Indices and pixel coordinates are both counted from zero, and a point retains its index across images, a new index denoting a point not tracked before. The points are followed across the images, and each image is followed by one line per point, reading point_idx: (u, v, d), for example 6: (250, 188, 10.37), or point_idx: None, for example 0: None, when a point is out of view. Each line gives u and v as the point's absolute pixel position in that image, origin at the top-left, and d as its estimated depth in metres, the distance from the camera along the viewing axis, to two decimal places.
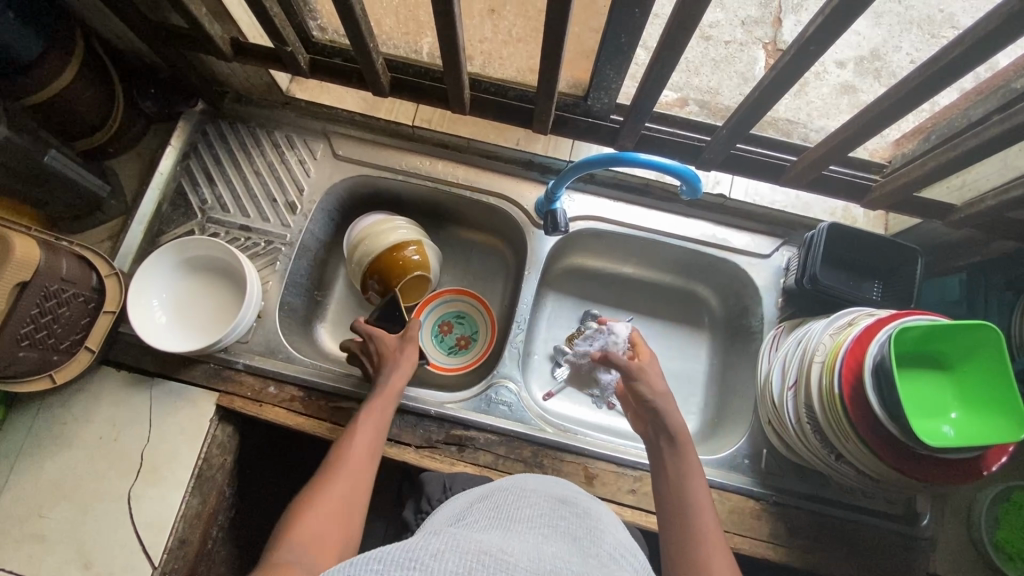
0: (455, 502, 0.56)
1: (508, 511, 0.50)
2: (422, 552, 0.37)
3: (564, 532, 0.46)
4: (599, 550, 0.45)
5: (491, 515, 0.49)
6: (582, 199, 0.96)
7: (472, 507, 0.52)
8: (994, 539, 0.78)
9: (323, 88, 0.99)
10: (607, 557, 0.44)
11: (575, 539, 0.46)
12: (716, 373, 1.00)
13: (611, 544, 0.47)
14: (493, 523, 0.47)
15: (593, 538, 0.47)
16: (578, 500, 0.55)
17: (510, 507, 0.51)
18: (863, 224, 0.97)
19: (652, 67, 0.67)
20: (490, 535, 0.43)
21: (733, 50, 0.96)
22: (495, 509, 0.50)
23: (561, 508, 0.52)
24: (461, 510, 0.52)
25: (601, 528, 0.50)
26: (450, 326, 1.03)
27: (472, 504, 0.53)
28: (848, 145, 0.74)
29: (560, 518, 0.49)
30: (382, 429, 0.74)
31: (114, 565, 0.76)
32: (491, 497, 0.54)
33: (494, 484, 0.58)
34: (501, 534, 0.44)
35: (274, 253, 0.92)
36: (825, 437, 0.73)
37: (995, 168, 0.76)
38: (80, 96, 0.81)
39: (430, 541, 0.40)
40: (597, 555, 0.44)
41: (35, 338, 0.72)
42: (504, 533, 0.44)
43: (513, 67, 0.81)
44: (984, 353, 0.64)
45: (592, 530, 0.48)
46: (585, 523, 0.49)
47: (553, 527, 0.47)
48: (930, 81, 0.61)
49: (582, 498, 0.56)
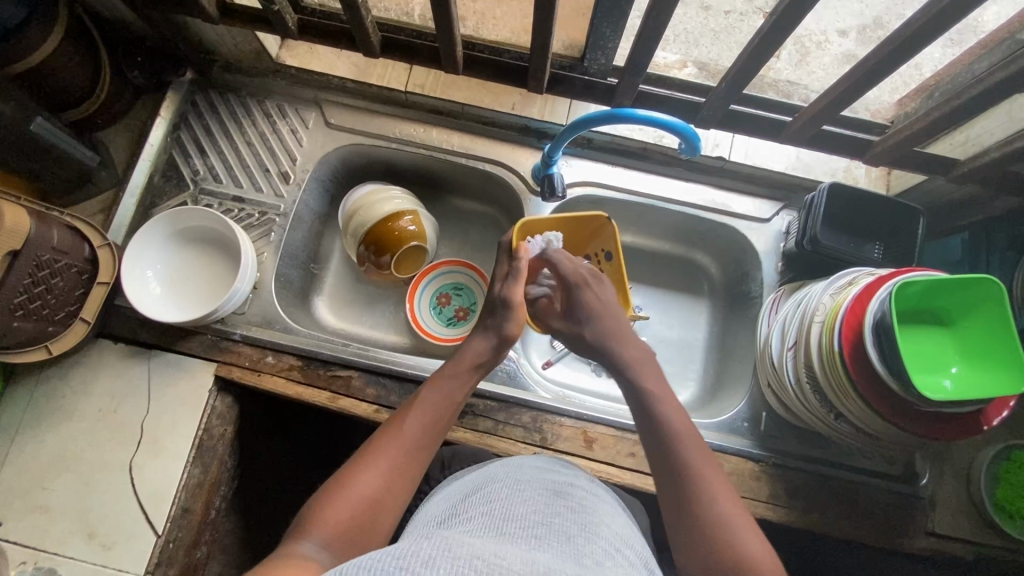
0: (447, 497, 0.56)
1: (501, 507, 0.50)
2: (413, 559, 0.38)
3: (559, 529, 0.47)
4: (594, 547, 0.45)
5: (485, 513, 0.49)
6: (579, 165, 0.94)
7: (466, 502, 0.53)
8: (994, 497, 0.79)
9: (313, 53, 0.96)
10: (601, 554, 0.45)
11: (569, 537, 0.46)
12: (716, 339, 1.00)
13: (606, 539, 0.48)
14: (486, 525, 0.47)
15: (588, 535, 0.47)
16: (573, 489, 0.56)
17: (504, 501, 0.51)
18: (865, 184, 0.96)
19: (647, 20, 0.66)
20: (483, 540, 0.43)
21: (733, 20, 0.91)
22: (490, 504, 0.51)
23: (557, 499, 0.52)
24: (453, 507, 0.53)
25: (596, 521, 0.50)
26: (448, 298, 1.01)
27: (465, 499, 0.53)
28: (847, 99, 0.73)
29: (555, 513, 0.49)
30: (448, 408, 0.66)
31: (119, 534, 0.77)
32: (485, 488, 0.54)
33: (489, 471, 0.59)
34: (494, 539, 0.44)
35: (268, 225, 0.91)
36: (824, 395, 0.72)
37: (999, 121, 0.75)
38: (66, 64, 0.80)
39: (421, 547, 0.40)
40: (591, 552, 0.44)
41: (29, 308, 0.71)
42: (497, 537, 0.45)
43: (507, 27, 0.80)
44: (983, 309, 0.63)
45: (585, 523, 0.49)
46: (579, 517, 0.50)
47: (548, 523, 0.47)
48: (932, 23, 0.60)
49: (576, 486, 0.56)
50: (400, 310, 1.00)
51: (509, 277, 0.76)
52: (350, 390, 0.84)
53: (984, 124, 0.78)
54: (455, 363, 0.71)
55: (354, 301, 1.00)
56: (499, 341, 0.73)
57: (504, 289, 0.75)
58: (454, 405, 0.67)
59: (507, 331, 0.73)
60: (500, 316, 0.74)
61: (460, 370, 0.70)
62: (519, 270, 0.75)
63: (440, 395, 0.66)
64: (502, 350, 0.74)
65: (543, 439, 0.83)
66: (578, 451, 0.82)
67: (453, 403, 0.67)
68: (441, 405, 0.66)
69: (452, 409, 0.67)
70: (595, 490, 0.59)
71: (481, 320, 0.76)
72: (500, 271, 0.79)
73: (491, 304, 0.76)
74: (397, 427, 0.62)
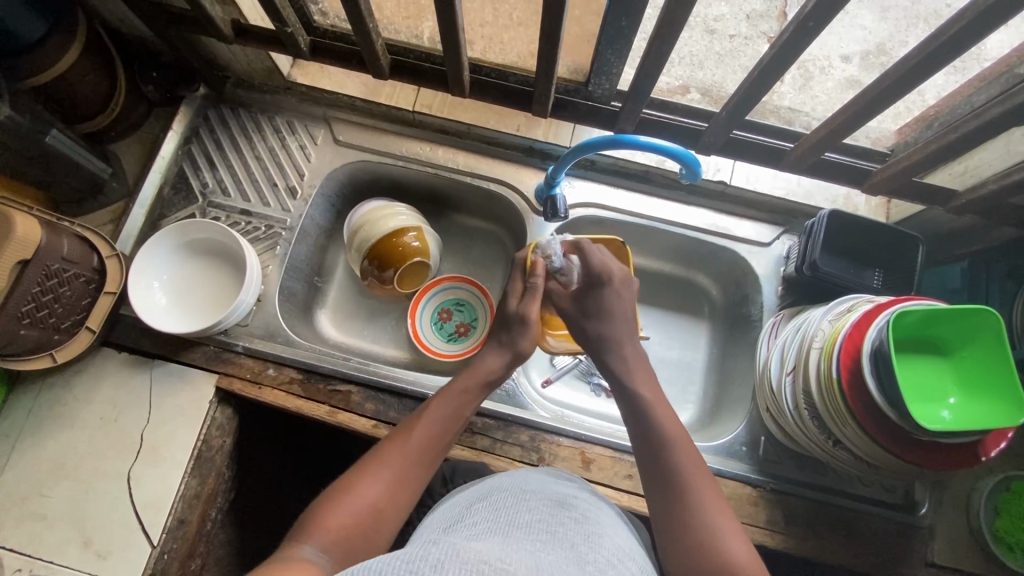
0: (451, 507, 0.56)
1: (507, 515, 0.50)
2: (422, 563, 0.38)
3: (562, 537, 0.47)
4: (597, 556, 0.45)
5: (489, 520, 0.49)
6: (581, 186, 0.96)
7: (471, 509, 0.53)
8: (993, 530, 0.78)
9: (324, 73, 0.99)
10: (604, 563, 0.45)
11: (573, 545, 0.46)
12: (716, 362, 1.00)
13: (610, 549, 0.48)
14: (491, 531, 0.47)
15: (592, 545, 0.47)
16: (578, 501, 0.55)
17: (509, 509, 0.51)
18: (865, 212, 0.97)
19: (651, 49, 0.67)
20: (490, 544, 0.43)
21: (737, 44, 0.90)
22: (495, 512, 0.51)
23: (561, 509, 0.52)
24: (459, 514, 0.53)
25: (599, 532, 0.50)
26: (450, 313, 1.02)
27: (470, 507, 0.53)
28: (846, 129, 0.74)
29: (560, 522, 0.49)
30: (455, 422, 0.67)
31: (115, 544, 0.77)
32: (490, 497, 0.54)
33: (493, 482, 0.59)
34: (501, 543, 0.44)
35: (274, 238, 0.93)
36: (824, 422, 0.72)
37: (999, 153, 0.76)
38: (83, 79, 0.82)
39: (429, 551, 0.40)
40: (594, 561, 0.44)
41: (36, 317, 0.72)
42: (503, 541, 0.45)
43: (514, 52, 0.81)
44: (980, 339, 0.64)
45: (590, 534, 0.49)
46: (583, 527, 0.50)
47: (552, 532, 0.47)
48: (930, 58, 0.61)
49: (580, 499, 0.56)
50: (401, 325, 1.01)
51: (525, 295, 0.75)
52: (349, 404, 0.84)
53: (982, 156, 0.79)
54: (463, 378, 0.71)
55: (356, 316, 1.01)
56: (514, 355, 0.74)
57: (521, 307, 0.75)
58: (461, 420, 0.68)
59: (520, 347, 0.74)
60: (513, 333, 0.74)
61: (472, 386, 0.70)
62: (538, 288, 0.75)
63: (449, 407, 0.67)
64: (513, 365, 0.75)
65: (540, 458, 0.83)
66: (576, 472, 0.82)
67: (461, 418, 0.68)
68: (448, 418, 0.66)
69: (460, 421, 0.68)
70: (597, 503, 0.58)
71: (494, 336, 0.76)
72: (515, 289, 0.77)
73: (505, 319, 0.75)
74: (404, 435, 0.63)
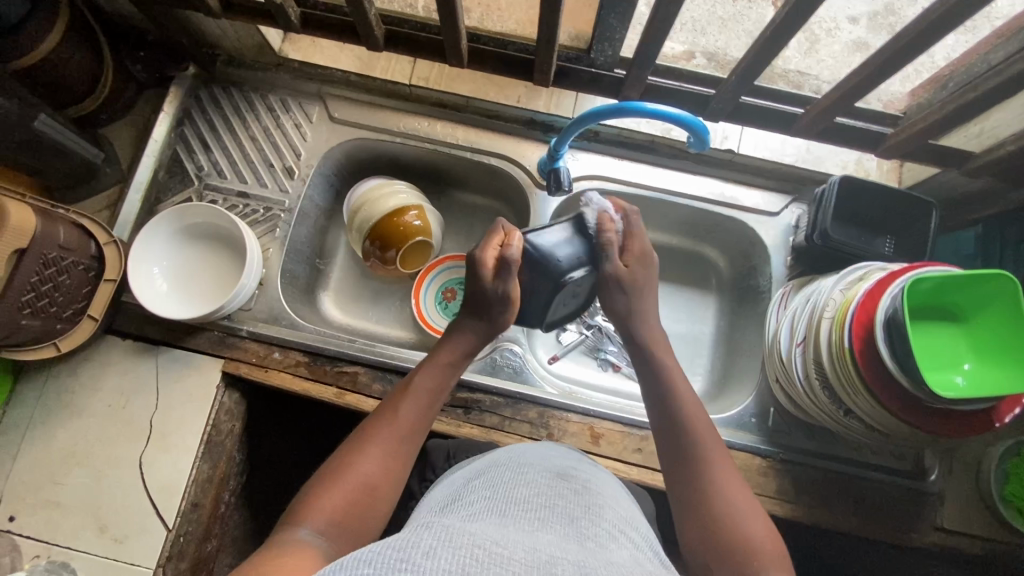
0: (450, 484, 0.55)
1: (505, 490, 0.50)
2: (413, 550, 0.37)
3: (562, 512, 0.46)
4: (598, 530, 0.45)
5: (487, 497, 0.49)
6: (585, 159, 0.94)
7: (469, 487, 0.52)
8: (1003, 493, 0.78)
9: (316, 47, 0.96)
10: (605, 536, 0.44)
11: (574, 519, 0.45)
12: (725, 333, 0.99)
13: (611, 522, 0.47)
14: (490, 509, 0.46)
15: (592, 517, 0.47)
16: (579, 472, 0.55)
17: (507, 484, 0.51)
18: (876, 177, 0.94)
19: (655, 12, 0.64)
20: (486, 523, 0.43)
21: (740, 7, 0.80)
22: (494, 488, 0.50)
23: (561, 482, 0.52)
24: (456, 493, 0.52)
25: (600, 504, 0.50)
26: (453, 293, 1.00)
27: (468, 484, 0.53)
28: (857, 93, 0.72)
29: (559, 495, 0.49)
30: (439, 397, 0.66)
31: (130, 529, 0.77)
32: (488, 473, 0.54)
33: (494, 455, 0.58)
34: (497, 522, 0.44)
35: (274, 220, 0.91)
36: (833, 388, 0.71)
37: (1015, 111, 0.73)
38: (69, 61, 0.79)
39: (421, 537, 0.39)
40: (594, 535, 0.44)
41: (37, 307, 0.71)
42: (501, 520, 0.44)
43: (512, 18, 0.78)
44: (1000, 305, 0.62)
45: (591, 507, 0.48)
46: (583, 499, 0.49)
47: (551, 507, 0.47)
48: (947, 14, 0.59)
49: (581, 470, 0.56)
50: (405, 305, 1.00)
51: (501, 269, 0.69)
52: (356, 385, 0.84)
53: (998, 115, 0.76)
54: (442, 353, 0.70)
55: (359, 297, 1.00)
56: (490, 325, 0.72)
57: (498, 284, 0.69)
58: (445, 391, 0.67)
59: (500, 323, 0.72)
60: (496, 309, 0.71)
61: (454, 358, 0.69)
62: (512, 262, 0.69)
63: (431, 380, 0.66)
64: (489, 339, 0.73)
65: (549, 434, 0.83)
66: (585, 446, 0.82)
67: (444, 388, 0.67)
68: (432, 391, 0.66)
69: (444, 391, 0.67)
70: (602, 476, 0.58)
71: (468, 309, 0.72)
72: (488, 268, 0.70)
73: (484, 299, 0.70)
74: (392, 413, 0.62)
